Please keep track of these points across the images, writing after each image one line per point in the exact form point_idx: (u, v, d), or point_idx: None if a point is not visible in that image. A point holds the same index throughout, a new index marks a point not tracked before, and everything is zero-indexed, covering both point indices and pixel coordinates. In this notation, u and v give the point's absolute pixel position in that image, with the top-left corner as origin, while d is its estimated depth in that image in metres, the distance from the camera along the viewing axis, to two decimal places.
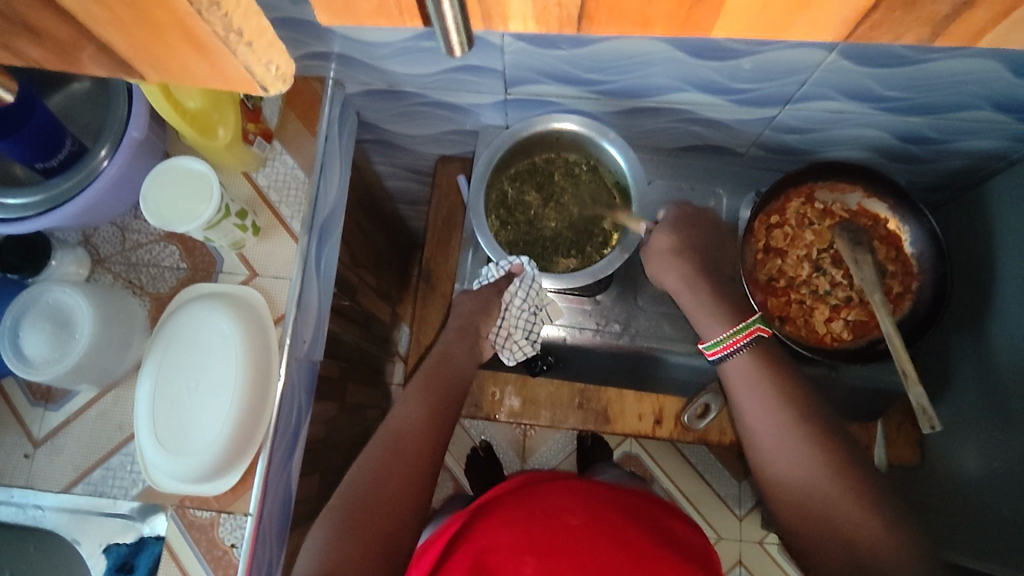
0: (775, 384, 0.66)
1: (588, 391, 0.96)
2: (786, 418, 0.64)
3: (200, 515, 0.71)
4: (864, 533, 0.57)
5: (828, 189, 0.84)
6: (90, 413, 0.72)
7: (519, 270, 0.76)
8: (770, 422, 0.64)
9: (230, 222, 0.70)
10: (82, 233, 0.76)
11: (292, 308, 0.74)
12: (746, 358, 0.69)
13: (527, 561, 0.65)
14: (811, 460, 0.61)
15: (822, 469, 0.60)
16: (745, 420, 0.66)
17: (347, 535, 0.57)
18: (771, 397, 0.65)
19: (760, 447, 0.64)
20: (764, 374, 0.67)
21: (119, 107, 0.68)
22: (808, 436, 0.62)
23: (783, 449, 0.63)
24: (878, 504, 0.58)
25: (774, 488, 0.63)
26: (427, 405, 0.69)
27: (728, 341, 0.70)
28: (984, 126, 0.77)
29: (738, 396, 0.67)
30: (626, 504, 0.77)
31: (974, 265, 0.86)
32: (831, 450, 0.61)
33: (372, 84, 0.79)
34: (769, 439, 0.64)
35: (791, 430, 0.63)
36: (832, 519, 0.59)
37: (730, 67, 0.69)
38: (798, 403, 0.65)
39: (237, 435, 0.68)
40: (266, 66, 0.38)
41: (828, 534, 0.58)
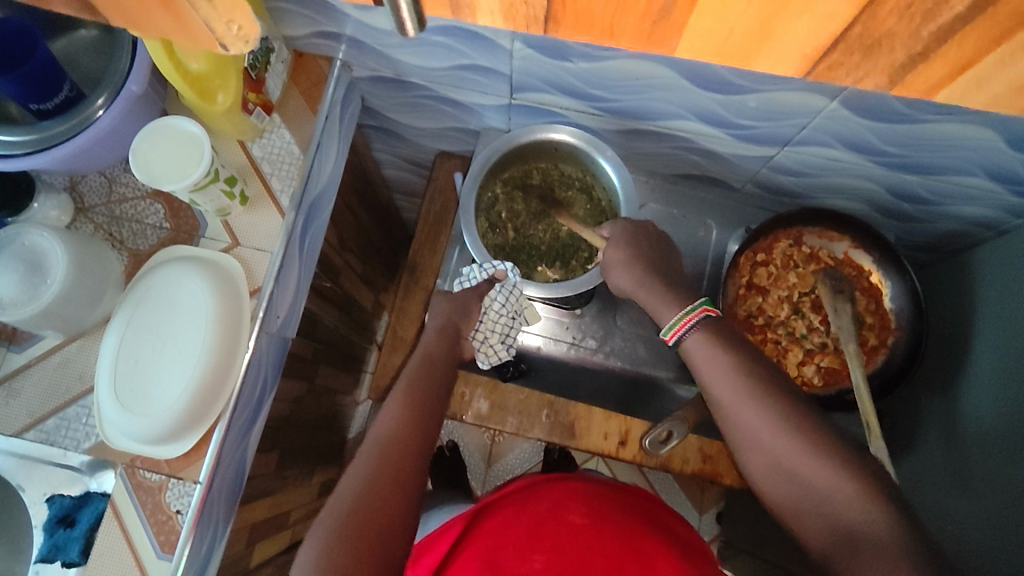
0: (735, 355, 0.63)
1: (557, 403, 0.90)
2: (749, 388, 0.60)
3: (149, 477, 0.70)
4: (843, 497, 0.53)
5: (817, 235, 0.84)
6: (53, 360, 0.71)
7: (502, 276, 0.77)
8: (732, 392, 0.61)
9: (217, 187, 0.70)
10: (69, 179, 0.75)
11: (270, 282, 0.74)
12: (704, 337, 0.65)
13: (534, 559, 0.68)
14: (771, 427, 0.58)
15: (788, 435, 0.57)
16: (710, 392, 0.63)
17: (339, 541, 0.56)
18: (731, 369, 0.62)
19: (729, 421, 0.61)
20: (722, 348, 0.64)
21: (122, 59, 0.67)
22: (768, 403, 0.59)
23: (747, 419, 0.60)
24: (854, 464, 0.54)
25: (747, 458, 0.60)
26: (409, 410, 0.67)
27: (676, 325, 0.67)
28: (975, 193, 0.78)
29: (700, 373, 0.64)
30: (626, 501, 0.79)
31: (951, 330, 0.87)
32: (797, 416, 0.58)
33: (379, 71, 0.79)
34: (734, 411, 0.61)
35: (751, 398, 0.60)
36: (810, 489, 0.55)
37: (733, 102, 0.70)
38: (757, 371, 0.62)
39: (197, 400, 0.68)
40: (227, 24, 0.53)
41: (808, 503, 0.55)
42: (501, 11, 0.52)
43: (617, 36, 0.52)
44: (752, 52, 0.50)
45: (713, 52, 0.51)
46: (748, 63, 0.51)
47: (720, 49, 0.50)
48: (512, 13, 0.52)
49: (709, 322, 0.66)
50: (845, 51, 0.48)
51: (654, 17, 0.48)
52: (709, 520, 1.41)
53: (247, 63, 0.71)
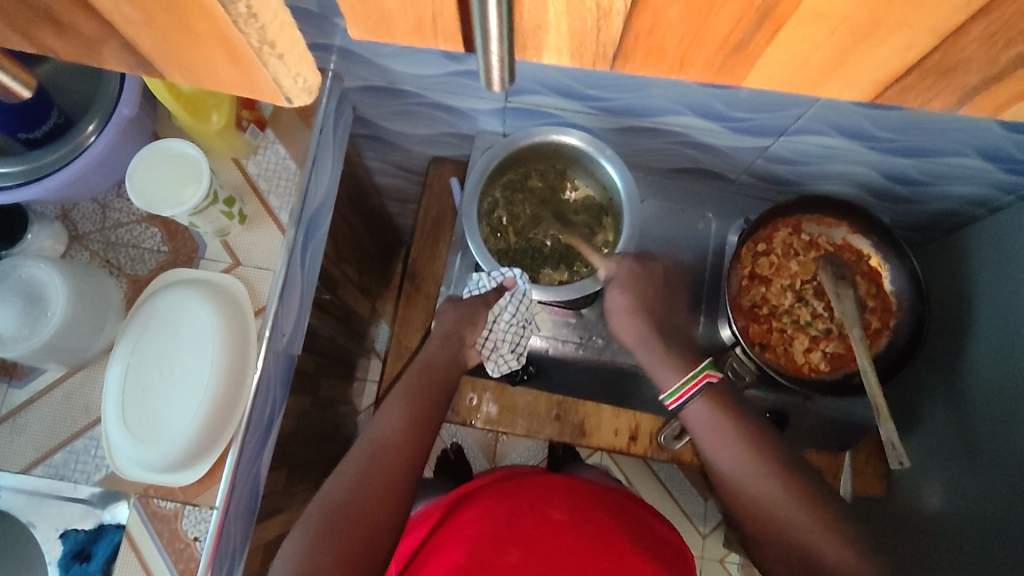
0: (736, 424, 0.70)
1: (566, 402, 0.91)
2: (746, 450, 0.68)
3: (163, 505, 0.69)
4: (832, 558, 0.61)
5: (816, 222, 0.85)
6: (56, 393, 0.70)
7: (511, 284, 0.76)
8: (735, 457, 0.68)
9: (217, 209, 0.69)
10: (61, 208, 0.74)
11: (273, 300, 0.73)
12: (706, 405, 0.71)
13: (510, 553, 0.69)
14: (775, 485, 0.66)
15: (781, 496, 0.65)
16: (712, 457, 0.70)
17: (325, 539, 0.57)
18: (730, 434, 0.69)
19: (730, 482, 0.69)
20: (725, 416, 0.70)
21: (110, 83, 0.66)
22: (772, 467, 0.67)
23: (746, 480, 0.67)
24: (836, 525, 0.63)
25: (754, 516, 0.66)
26: (405, 412, 0.68)
27: (681, 390, 0.72)
28: (968, 173, 0.79)
29: (703, 439, 0.71)
30: (604, 500, 0.82)
31: (949, 307, 0.89)
32: (788, 479, 0.66)
33: (371, 80, 0.78)
34: (737, 475, 0.68)
35: (755, 463, 0.67)
36: (805, 552, 0.63)
37: (729, 95, 0.70)
38: (752, 436, 0.69)
39: (209, 426, 0.67)
40: (295, 78, 0.37)
41: (809, 572, 0.62)
42: (567, 47, 0.36)
43: (689, 71, 0.37)
44: (823, 81, 0.37)
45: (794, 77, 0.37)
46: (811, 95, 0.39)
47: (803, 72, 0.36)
48: (580, 49, 0.37)
49: (710, 387, 0.72)
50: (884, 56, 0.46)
51: (727, 49, 0.35)
52: (714, 504, 1.43)
53: None
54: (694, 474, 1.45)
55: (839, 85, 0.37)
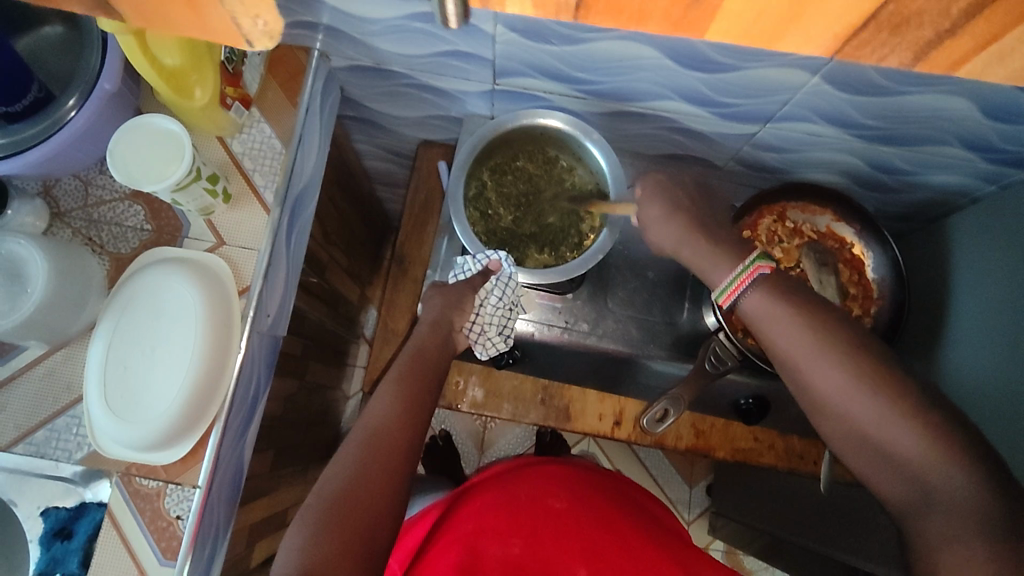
0: (802, 310, 0.57)
1: (551, 387, 0.92)
2: (818, 340, 0.55)
3: (146, 484, 0.69)
4: (921, 458, 0.52)
5: (800, 209, 0.85)
6: (37, 371, 0.69)
7: (496, 267, 0.77)
8: (803, 350, 0.56)
9: (200, 186, 0.68)
10: (43, 184, 0.73)
11: (258, 280, 0.73)
12: (765, 297, 0.58)
13: (512, 543, 0.72)
14: (846, 379, 0.54)
15: (868, 398, 0.53)
16: (771, 341, 0.59)
17: (324, 528, 0.57)
18: (791, 315, 0.57)
19: (797, 375, 0.57)
20: (785, 299, 0.58)
21: (92, 57, 0.66)
22: (842, 353, 0.55)
23: (816, 376, 0.55)
24: (924, 414, 0.52)
25: (818, 407, 0.57)
26: (400, 398, 0.67)
27: (729, 288, 0.60)
28: (949, 162, 0.80)
29: (761, 324, 0.59)
30: (604, 485, 0.83)
31: (929, 294, 0.90)
32: (869, 371, 0.54)
33: (358, 60, 0.78)
34: (800, 364, 0.56)
35: (820, 350, 0.55)
36: (896, 456, 0.53)
37: (716, 80, 0.70)
38: (824, 322, 0.56)
39: (192, 405, 0.67)
40: (253, 19, 0.51)
41: (894, 476, 0.54)
42: None
43: None
44: None
45: None
46: None
47: None
48: None
49: (766, 280, 0.59)
50: (872, 30, 0.55)
51: None
52: (700, 492, 1.45)
53: (223, 56, 0.70)
54: (680, 461, 1.46)
55: None
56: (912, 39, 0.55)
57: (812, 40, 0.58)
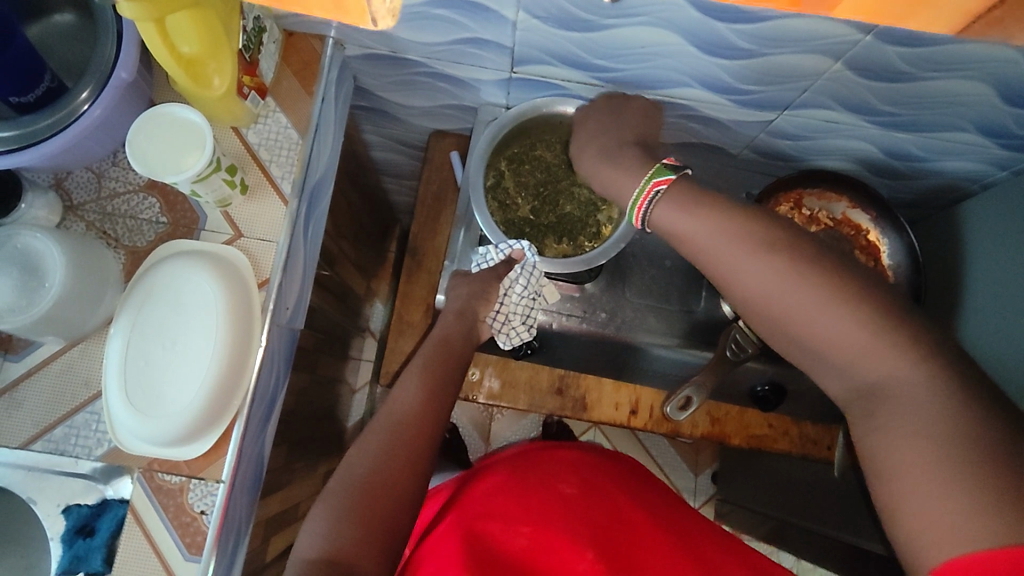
0: (720, 210, 0.57)
1: (568, 377, 0.92)
2: (744, 242, 0.54)
3: (168, 479, 0.68)
4: (851, 344, 0.50)
5: (817, 196, 0.85)
6: (54, 367, 0.68)
7: (519, 256, 0.76)
8: (733, 256, 0.55)
9: (219, 177, 0.67)
10: (54, 176, 0.72)
11: (278, 273, 0.72)
12: (673, 202, 0.59)
13: (521, 532, 0.70)
14: (768, 276, 0.53)
15: (799, 292, 0.52)
16: (692, 249, 0.58)
17: (348, 519, 0.57)
18: (718, 219, 0.56)
19: (730, 284, 0.56)
20: (697, 204, 0.58)
21: (105, 45, 0.64)
22: (761, 250, 0.54)
23: (746, 280, 0.54)
24: (849, 296, 0.50)
25: (750, 311, 0.56)
26: (425, 386, 0.67)
27: (637, 204, 0.61)
28: (965, 148, 0.81)
29: (679, 232, 0.58)
30: (616, 472, 0.83)
31: (941, 280, 0.91)
32: (799, 265, 0.52)
33: (374, 48, 0.77)
34: (729, 270, 0.55)
35: (742, 252, 0.54)
36: (833, 345, 0.51)
37: (739, 66, 0.70)
38: (746, 218, 0.56)
39: (215, 398, 0.66)
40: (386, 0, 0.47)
41: (833, 369, 0.52)
42: None
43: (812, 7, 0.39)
44: None
45: None
46: None
47: None
48: None
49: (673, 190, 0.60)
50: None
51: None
52: (705, 479, 1.46)
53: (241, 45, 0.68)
54: (685, 449, 1.47)
55: None
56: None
57: None
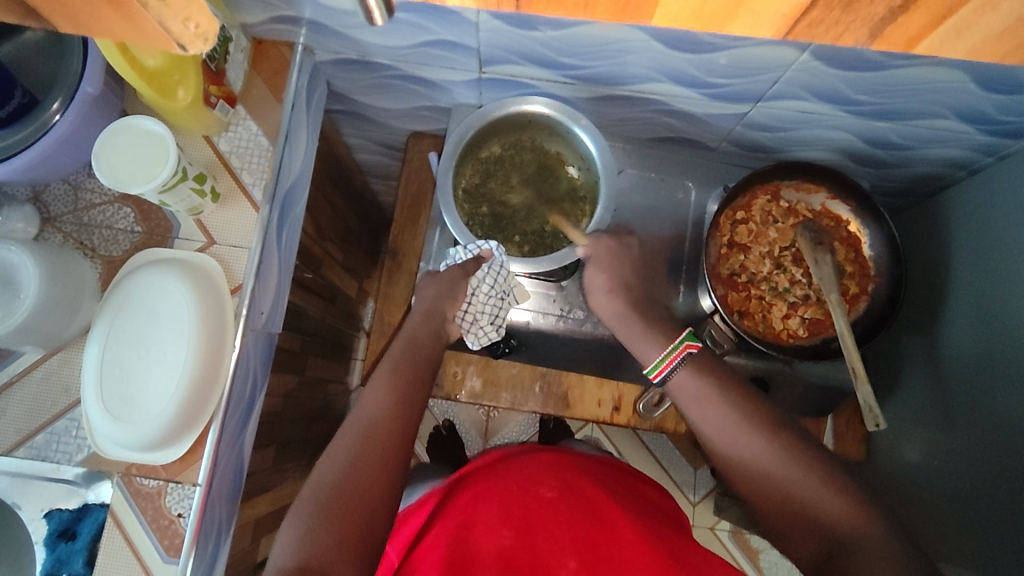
0: (719, 385, 0.69)
1: (549, 375, 0.91)
2: (743, 422, 0.65)
3: (146, 483, 0.70)
4: (831, 516, 0.58)
5: (794, 188, 0.84)
6: (35, 375, 0.70)
7: (488, 255, 0.77)
8: (718, 420, 0.66)
9: (187, 186, 0.68)
10: (32, 190, 0.73)
11: (250, 278, 0.73)
12: (690, 375, 0.70)
13: (504, 535, 0.68)
14: (755, 446, 0.63)
15: (781, 462, 0.62)
16: (696, 424, 0.69)
17: (320, 525, 0.56)
18: (724, 407, 0.67)
19: (720, 445, 0.66)
20: (707, 383, 0.69)
21: (72, 61, 0.65)
22: (754, 427, 0.64)
23: (735, 442, 0.65)
24: (823, 477, 0.60)
25: (739, 478, 0.65)
26: (394, 391, 0.67)
27: (660, 365, 0.72)
28: (947, 135, 0.79)
29: (685, 406, 0.70)
30: (602, 475, 0.81)
31: (926, 269, 0.89)
32: (779, 439, 0.63)
33: (343, 53, 0.78)
34: (729, 443, 0.65)
35: (736, 425, 0.65)
36: (812, 517, 0.59)
37: (705, 61, 0.69)
38: (734, 396, 0.67)
39: (188, 404, 0.67)
40: (184, 22, 0.42)
41: (807, 531, 0.59)
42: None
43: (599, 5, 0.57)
44: (733, 17, 0.56)
45: (691, 17, 0.57)
46: (730, 23, 0.57)
47: (697, 14, 0.56)
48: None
49: (692, 358, 0.71)
50: (823, 9, 0.54)
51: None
52: (705, 473, 1.45)
53: (205, 56, 0.69)
54: (684, 442, 1.46)
55: (744, 18, 0.56)
56: (865, 16, 0.54)
57: (762, 22, 0.57)
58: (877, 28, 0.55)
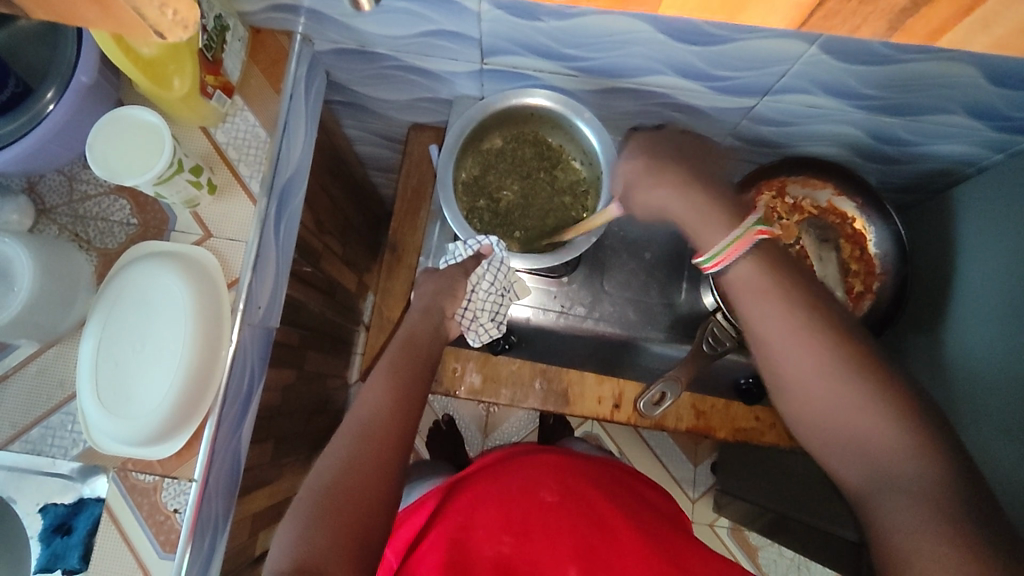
0: (791, 286, 0.53)
1: (549, 371, 0.89)
2: (814, 332, 0.51)
3: (142, 478, 0.69)
4: (887, 445, 0.49)
5: (801, 184, 0.82)
6: (30, 369, 0.69)
7: (488, 251, 0.77)
8: (782, 328, 0.52)
9: (183, 178, 0.67)
10: (26, 180, 0.72)
11: (247, 272, 0.72)
12: (754, 266, 0.54)
13: (504, 541, 0.68)
14: (827, 366, 0.51)
15: (845, 382, 0.50)
16: (753, 330, 0.54)
17: (317, 527, 0.55)
18: (792, 313, 0.52)
19: (769, 353, 0.54)
20: (775, 280, 0.54)
21: (67, 51, 0.65)
22: (829, 341, 0.51)
23: (799, 357, 0.52)
24: (899, 407, 0.49)
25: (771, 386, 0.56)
26: (393, 387, 0.66)
27: (719, 254, 0.56)
28: (956, 131, 0.78)
29: (741, 305, 0.55)
30: (601, 475, 0.80)
31: (932, 267, 0.88)
32: (859, 364, 0.50)
33: (342, 43, 0.76)
34: (785, 352, 0.52)
35: (804, 333, 0.52)
36: (859, 440, 0.50)
37: (711, 53, 0.68)
38: (810, 303, 0.53)
39: (184, 400, 0.66)
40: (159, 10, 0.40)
41: (850, 453, 0.51)
42: None
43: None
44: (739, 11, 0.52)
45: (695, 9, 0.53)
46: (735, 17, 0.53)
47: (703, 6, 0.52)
48: None
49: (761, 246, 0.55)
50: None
51: None
52: (704, 470, 1.45)
53: (202, 45, 0.67)
54: (684, 439, 1.46)
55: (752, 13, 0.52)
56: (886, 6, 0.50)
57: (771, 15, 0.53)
58: (897, 20, 0.52)
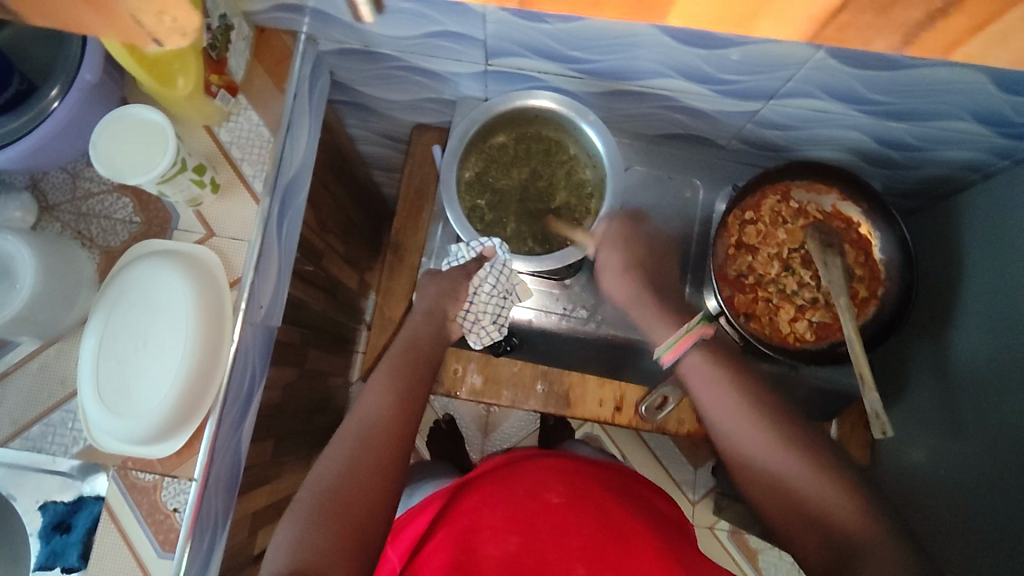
0: (737, 385, 0.68)
1: (550, 372, 0.89)
2: (754, 417, 0.65)
3: (142, 477, 0.69)
4: (843, 515, 0.58)
5: (805, 188, 0.83)
6: (31, 366, 0.69)
7: (490, 254, 0.75)
8: (729, 412, 0.67)
9: (186, 177, 0.67)
10: (30, 178, 0.72)
11: (249, 271, 0.72)
12: (702, 359, 0.71)
13: (510, 540, 0.67)
14: (784, 453, 0.62)
15: (792, 456, 0.62)
16: (707, 415, 0.69)
17: (319, 528, 0.55)
18: (737, 399, 0.67)
19: (723, 433, 0.67)
20: (721, 371, 0.69)
21: (71, 48, 0.64)
22: (768, 424, 0.64)
23: (746, 439, 0.65)
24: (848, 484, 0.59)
25: (742, 469, 0.65)
26: (396, 390, 0.66)
27: (674, 346, 0.72)
28: (963, 137, 0.77)
29: (697, 394, 0.70)
30: (605, 478, 0.80)
31: (937, 272, 0.87)
32: (799, 441, 0.63)
33: (346, 43, 0.76)
34: (736, 435, 0.66)
35: (745, 419, 0.65)
36: (816, 516, 0.59)
37: (717, 56, 0.67)
38: (751, 394, 0.67)
39: (184, 399, 0.66)
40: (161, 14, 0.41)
41: (813, 529, 0.59)
42: None
43: None
44: None
45: None
46: None
47: None
48: None
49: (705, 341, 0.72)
50: None
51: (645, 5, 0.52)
52: (705, 473, 1.44)
53: (207, 43, 0.67)
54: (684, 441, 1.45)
55: None
56: None
57: None
58: None
